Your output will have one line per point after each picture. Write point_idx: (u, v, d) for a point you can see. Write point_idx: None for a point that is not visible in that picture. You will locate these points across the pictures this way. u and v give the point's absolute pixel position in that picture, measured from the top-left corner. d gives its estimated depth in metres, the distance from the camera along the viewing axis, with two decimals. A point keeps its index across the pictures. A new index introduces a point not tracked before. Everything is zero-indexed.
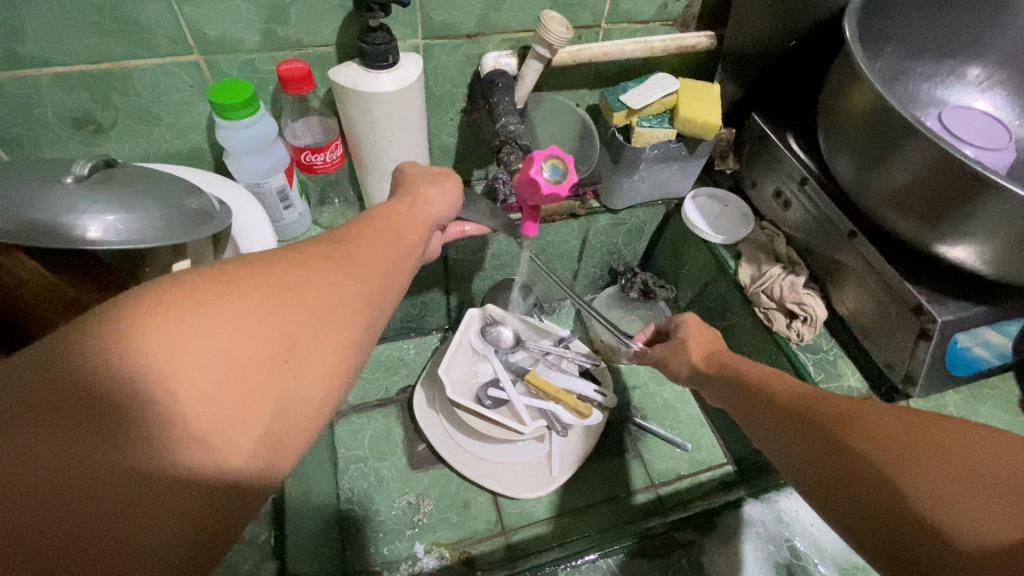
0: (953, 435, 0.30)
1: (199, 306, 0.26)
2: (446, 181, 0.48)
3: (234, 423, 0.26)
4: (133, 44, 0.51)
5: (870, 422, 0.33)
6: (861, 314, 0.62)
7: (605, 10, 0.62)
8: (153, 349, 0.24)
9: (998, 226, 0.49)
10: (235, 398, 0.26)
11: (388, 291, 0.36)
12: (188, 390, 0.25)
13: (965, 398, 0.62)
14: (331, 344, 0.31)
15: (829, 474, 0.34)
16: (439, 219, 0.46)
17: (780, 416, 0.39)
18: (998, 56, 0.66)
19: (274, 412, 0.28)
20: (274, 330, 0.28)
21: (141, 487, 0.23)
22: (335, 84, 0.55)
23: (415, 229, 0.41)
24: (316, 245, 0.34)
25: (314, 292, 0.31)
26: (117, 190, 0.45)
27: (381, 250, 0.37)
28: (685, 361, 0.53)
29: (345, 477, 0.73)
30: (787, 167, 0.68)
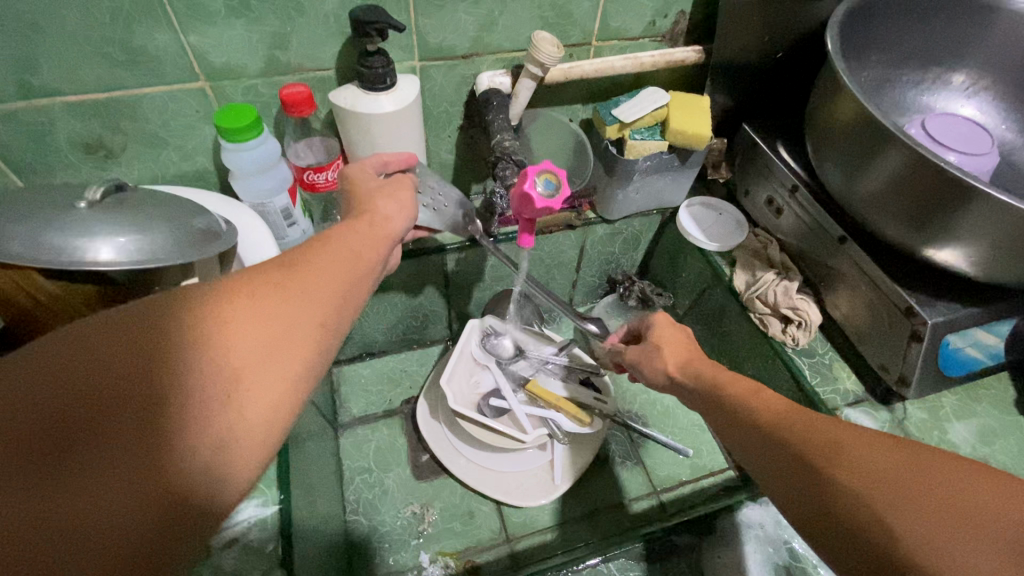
0: (940, 475, 0.31)
1: (142, 330, 0.28)
2: (401, 189, 0.48)
3: (176, 439, 0.27)
4: (142, 73, 0.53)
5: (855, 454, 0.34)
6: (854, 317, 0.63)
7: (594, 29, 0.64)
8: (93, 372, 0.26)
9: (983, 229, 0.50)
10: (177, 414, 0.28)
11: (345, 311, 0.37)
12: (128, 408, 0.26)
13: (960, 399, 0.63)
14: (283, 360, 0.32)
15: (819, 509, 0.34)
16: (402, 233, 0.47)
17: (759, 439, 0.39)
18: (981, 63, 0.68)
19: (221, 427, 0.29)
20: (219, 349, 0.30)
21: (79, 505, 0.24)
22: (335, 106, 0.57)
23: (376, 247, 0.43)
24: (269, 266, 0.35)
25: (265, 310, 0.32)
26: (127, 213, 0.47)
27: (339, 267, 0.38)
28: (660, 369, 0.52)
29: (351, 488, 0.74)
30: (777, 175, 0.70)
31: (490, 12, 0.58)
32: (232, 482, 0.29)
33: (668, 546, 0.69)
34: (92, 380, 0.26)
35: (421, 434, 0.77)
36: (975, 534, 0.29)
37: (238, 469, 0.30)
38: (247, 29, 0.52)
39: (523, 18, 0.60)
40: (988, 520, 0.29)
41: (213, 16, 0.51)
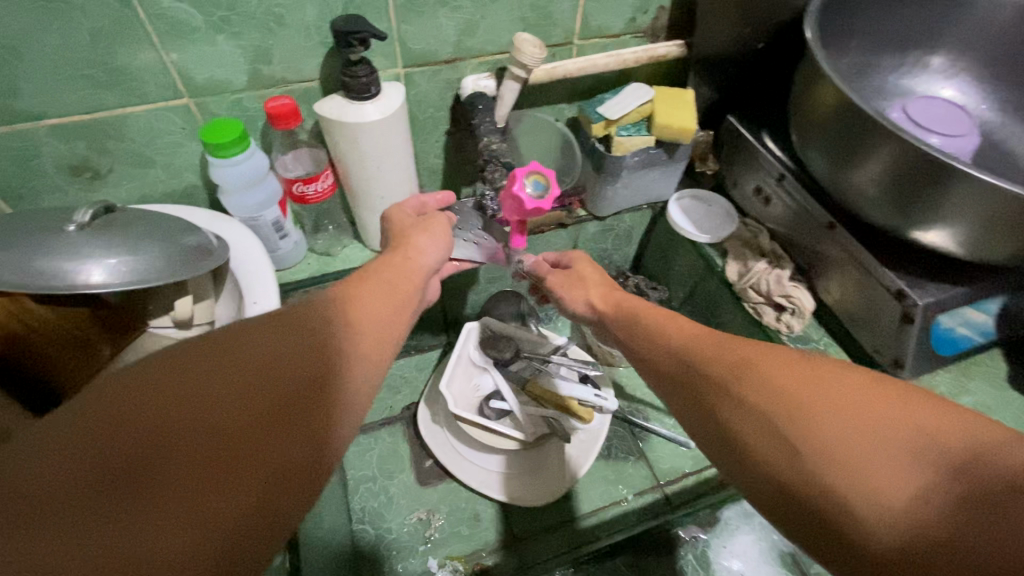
0: (832, 385, 0.32)
1: (221, 357, 0.31)
2: (433, 226, 0.54)
3: (262, 449, 0.29)
4: (124, 93, 0.53)
5: (767, 373, 0.35)
6: (846, 302, 0.64)
7: (575, 28, 0.64)
8: (177, 390, 0.28)
9: (966, 209, 0.51)
10: (263, 426, 0.30)
11: (390, 332, 0.41)
12: (208, 424, 0.28)
13: (954, 376, 0.63)
14: (338, 385, 0.34)
15: (732, 438, 0.35)
16: (435, 264, 0.52)
17: (681, 377, 0.41)
18: (959, 45, 0.69)
19: (290, 444, 0.30)
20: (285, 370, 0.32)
21: (174, 505, 0.25)
22: (322, 117, 0.58)
23: (413, 280, 0.47)
24: (319, 299, 0.39)
25: (322, 336, 0.35)
26: (117, 233, 0.47)
27: (379, 303, 0.42)
28: (583, 297, 0.58)
29: (356, 497, 0.74)
30: (764, 165, 0.70)
31: (471, 16, 0.59)
32: (305, 496, 0.31)
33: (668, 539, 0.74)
34: (175, 398, 0.28)
35: (423, 440, 0.77)
36: (870, 433, 0.29)
37: (308, 488, 0.31)
38: (229, 43, 0.52)
39: (503, 20, 0.60)
40: (882, 422, 0.30)
41: (193, 32, 0.50)
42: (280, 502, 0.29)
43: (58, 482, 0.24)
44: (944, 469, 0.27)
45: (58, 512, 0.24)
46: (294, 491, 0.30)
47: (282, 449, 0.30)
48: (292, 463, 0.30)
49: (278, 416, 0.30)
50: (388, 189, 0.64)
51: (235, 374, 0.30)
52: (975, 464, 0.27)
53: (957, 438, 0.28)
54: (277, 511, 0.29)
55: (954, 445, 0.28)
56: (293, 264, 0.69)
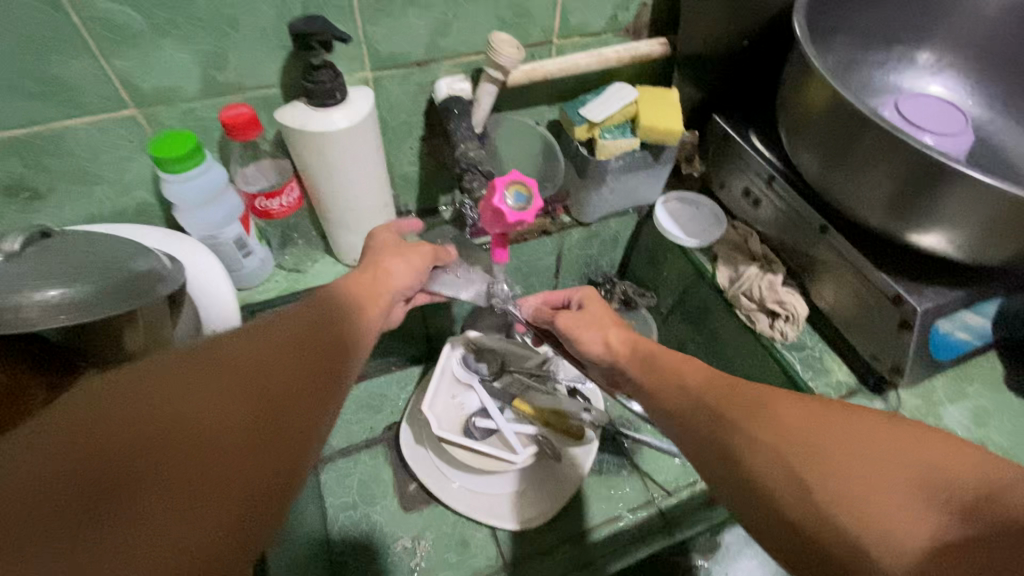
0: (844, 424, 0.33)
1: (187, 369, 0.30)
2: (417, 254, 0.53)
3: (230, 461, 0.28)
4: (62, 105, 0.48)
5: (778, 413, 0.35)
6: (842, 308, 0.62)
7: (554, 26, 0.61)
8: (147, 406, 0.28)
9: (965, 212, 0.49)
10: (229, 437, 0.29)
11: (358, 348, 0.41)
12: (181, 439, 0.27)
13: (951, 381, 0.61)
14: (312, 401, 0.34)
15: (740, 478, 0.34)
16: (405, 289, 0.51)
17: (692, 410, 0.40)
18: (945, 39, 0.67)
19: (263, 461, 0.30)
20: (262, 389, 0.32)
21: (134, 522, 0.25)
22: (284, 126, 0.53)
23: (380, 301, 0.47)
24: (291, 317, 0.39)
25: (294, 353, 0.36)
26: (57, 262, 0.43)
27: (348, 323, 0.42)
28: (600, 339, 0.56)
29: (336, 527, 0.69)
30: (752, 166, 0.68)
31: (443, 15, 0.55)
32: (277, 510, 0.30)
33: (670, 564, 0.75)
34: (146, 414, 0.27)
35: (406, 462, 0.73)
36: (875, 470, 0.31)
37: (281, 501, 0.30)
38: (177, 47, 0.48)
39: (478, 19, 0.57)
40: (884, 459, 0.31)
41: (137, 36, 0.46)
42: (254, 520, 0.28)
43: (23, 500, 0.23)
44: (951, 512, 0.28)
45: (23, 532, 0.23)
46: (267, 507, 0.29)
47: (255, 466, 0.29)
48: (265, 480, 0.29)
49: (252, 433, 0.30)
50: (360, 201, 0.60)
51: (209, 391, 0.30)
52: (980, 508, 0.28)
53: (964, 477, 0.29)
54: (247, 526, 0.28)
55: (962, 486, 0.29)
56: (258, 283, 0.64)
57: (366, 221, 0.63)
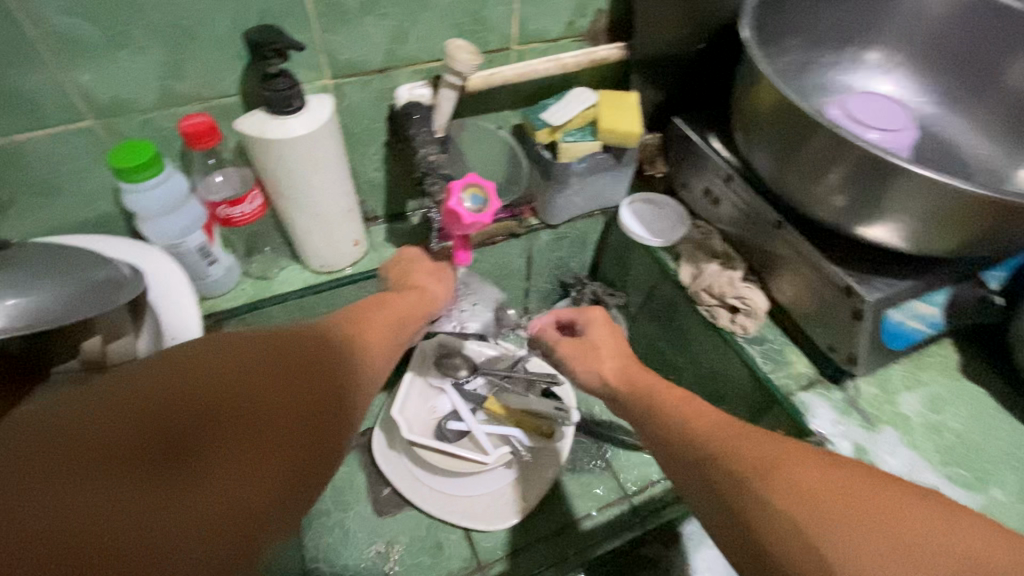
0: (861, 493, 0.34)
1: (255, 347, 0.35)
2: (443, 276, 0.61)
3: (286, 424, 0.33)
4: (20, 117, 0.48)
5: (792, 473, 0.36)
6: (799, 300, 0.63)
7: (512, 33, 0.62)
8: (237, 368, 0.33)
9: (908, 203, 0.51)
10: (286, 405, 0.33)
11: (385, 362, 0.46)
12: (267, 396, 0.33)
13: (908, 368, 0.63)
14: (359, 388, 0.40)
15: (745, 533, 0.36)
16: (437, 307, 0.60)
17: (696, 467, 0.41)
18: (892, 40, 0.68)
19: (326, 428, 0.35)
20: (326, 367, 0.37)
21: (204, 462, 0.29)
22: (243, 134, 0.54)
23: (414, 319, 0.53)
24: (339, 320, 0.45)
25: (346, 345, 0.41)
26: (13, 271, 0.43)
27: (383, 328, 0.47)
28: (596, 374, 0.56)
29: (308, 534, 0.69)
30: (711, 166, 0.70)
31: (399, 23, 0.56)
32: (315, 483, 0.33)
33: (639, 559, 0.74)
34: (236, 373, 0.33)
35: (379, 467, 0.73)
36: (897, 552, 0.31)
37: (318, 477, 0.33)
38: (133, 58, 0.48)
39: (434, 26, 0.58)
40: (909, 537, 0.32)
41: (92, 49, 0.46)
42: (314, 475, 0.33)
43: (117, 430, 0.28)
44: None
45: (116, 457, 0.27)
46: (317, 471, 0.33)
47: (319, 430, 0.34)
48: (325, 444, 0.34)
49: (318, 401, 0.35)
50: (323, 206, 0.61)
51: (285, 362, 0.35)
52: None
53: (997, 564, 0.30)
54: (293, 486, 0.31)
55: None
56: (224, 291, 0.64)
57: (330, 226, 0.63)
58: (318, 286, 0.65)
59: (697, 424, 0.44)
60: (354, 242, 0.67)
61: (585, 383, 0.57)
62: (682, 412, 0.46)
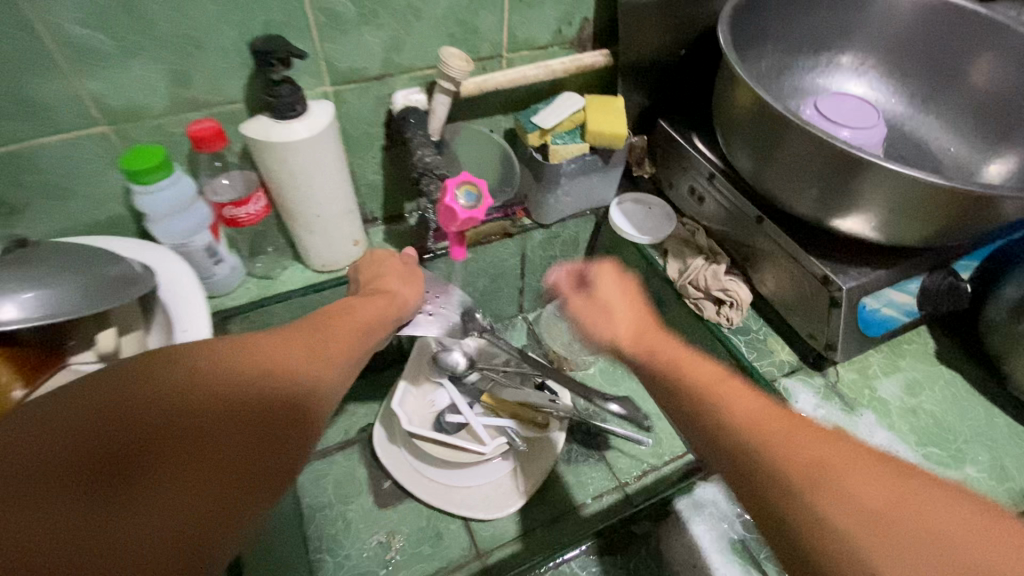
0: (938, 511, 0.28)
1: (205, 360, 0.35)
2: (414, 278, 0.61)
3: (231, 441, 0.32)
4: (37, 124, 0.51)
5: (852, 485, 0.29)
6: (781, 292, 0.66)
7: (502, 41, 0.66)
8: (192, 381, 0.33)
9: (878, 195, 0.54)
10: (232, 421, 0.33)
11: (353, 365, 0.45)
12: (218, 410, 0.33)
13: (886, 355, 0.66)
14: (321, 397, 0.39)
15: (785, 538, 0.31)
16: (411, 307, 0.58)
17: (727, 455, 0.35)
18: (865, 45, 0.71)
19: (280, 440, 0.35)
20: (285, 377, 0.37)
21: (141, 485, 0.29)
22: (248, 138, 0.57)
23: (383, 320, 0.52)
24: (308, 324, 0.45)
25: (312, 352, 0.41)
26: (32, 267, 0.46)
27: (353, 332, 0.47)
28: (608, 334, 0.49)
29: (312, 526, 0.71)
30: (695, 165, 0.73)
31: (395, 33, 0.59)
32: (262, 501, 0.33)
33: (626, 537, 0.74)
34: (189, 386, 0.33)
35: (379, 460, 0.75)
36: None
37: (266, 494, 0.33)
38: (144, 68, 0.51)
39: (429, 35, 0.61)
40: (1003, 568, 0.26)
41: (106, 59, 0.49)
42: (262, 488, 0.33)
43: (55, 452, 0.28)
44: None
45: (51, 481, 0.27)
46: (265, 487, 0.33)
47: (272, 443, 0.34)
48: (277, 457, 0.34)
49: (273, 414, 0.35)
50: (324, 207, 0.63)
51: (242, 374, 0.35)
52: None
53: None
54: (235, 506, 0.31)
55: None
56: (229, 290, 0.67)
57: (331, 226, 0.66)
58: (319, 283, 0.68)
59: (729, 406, 0.36)
60: (354, 242, 0.70)
61: (595, 340, 0.51)
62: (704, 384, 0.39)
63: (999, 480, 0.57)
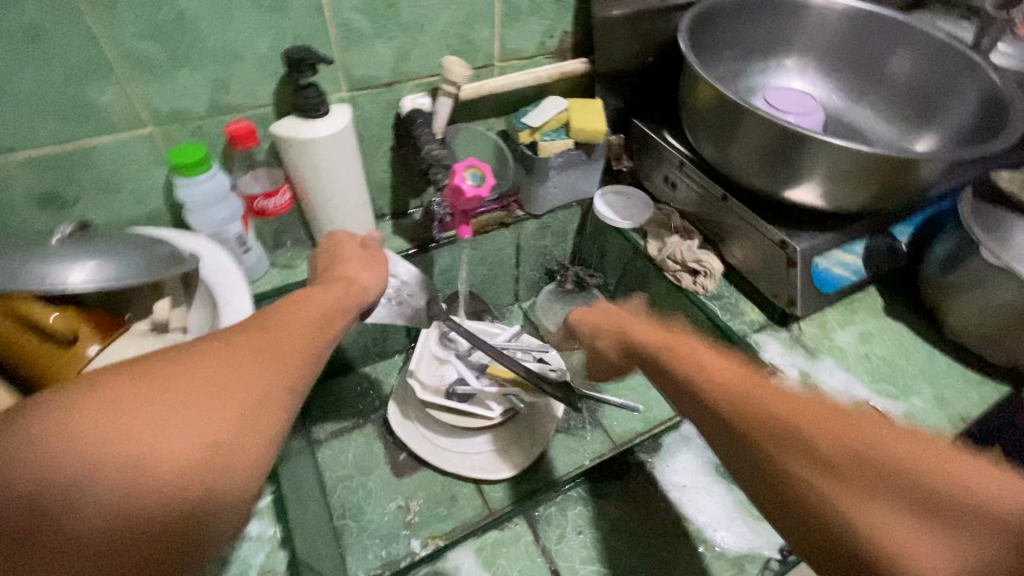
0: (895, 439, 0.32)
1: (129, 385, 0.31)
2: (374, 262, 0.55)
3: (157, 488, 0.29)
4: (94, 125, 0.58)
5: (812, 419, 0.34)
6: (747, 260, 0.76)
7: (494, 52, 0.76)
8: (68, 445, 0.28)
9: (821, 164, 0.64)
10: (157, 465, 0.29)
11: (305, 362, 0.40)
12: (135, 453, 0.29)
13: (841, 312, 0.75)
14: (257, 430, 0.34)
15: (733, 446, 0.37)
16: (371, 289, 0.52)
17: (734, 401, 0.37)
18: (806, 49, 0.81)
19: (205, 489, 0.31)
20: (203, 417, 0.32)
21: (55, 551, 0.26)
22: (278, 137, 0.65)
23: (343, 308, 0.47)
24: (238, 330, 0.38)
25: (240, 374, 0.35)
26: (99, 243, 0.52)
27: (299, 339, 0.40)
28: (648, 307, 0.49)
29: (334, 495, 0.77)
30: (667, 156, 0.83)
31: (403, 45, 0.68)
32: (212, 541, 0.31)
33: None
34: (67, 454, 0.28)
35: (395, 435, 0.82)
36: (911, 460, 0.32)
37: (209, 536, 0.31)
38: (190, 76, 0.59)
39: (432, 47, 0.70)
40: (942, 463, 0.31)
41: (158, 67, 0.57)
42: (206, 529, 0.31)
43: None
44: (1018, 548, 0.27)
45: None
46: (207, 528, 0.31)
47: (188, 499, 0.30)
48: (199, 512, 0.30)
49: (193, 462, 0.30)
50: (342, 199, 0.71)
51: (136, 425, 0.30)
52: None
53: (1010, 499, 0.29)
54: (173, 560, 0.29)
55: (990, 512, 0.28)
56: (257, 277, 0.74)
57: (348, 217, 0.74)
58: None
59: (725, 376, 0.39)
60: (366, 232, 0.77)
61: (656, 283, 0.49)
62: (700, 365, 0.41)
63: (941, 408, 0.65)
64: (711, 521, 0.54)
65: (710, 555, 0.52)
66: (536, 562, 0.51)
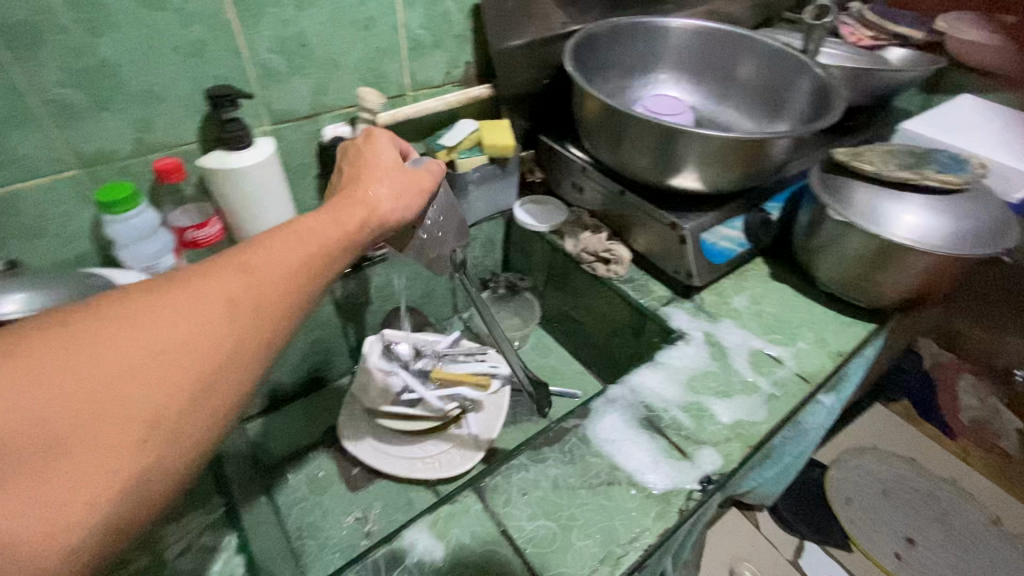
0: None
1: (88, 337, 0.31)
2: (396, 175, 0.58)
3: (112, 449, 0.30)
4: (17, 170, 0.60)
5: None
6: (649, 246, 0.85)
7: (406, 82, 0.84)
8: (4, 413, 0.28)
9: (693, 152, 0.74)
10: (117, 427, 0.30)
11: (284, 320, 0.40)
12: (91, 412, 0.30)
13: (733, 280, 0.86)
14: (214, 399, 0.34)
15: None
16: (391, 210, 0.55)
17: None
18: (674, 65, 0.95)
19: (152, 459, 0.31)
20: (147, 392, 0.31)
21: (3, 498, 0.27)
22: (204, 169, 0.69)
23: (340, 252, 0.46)
24: (211, 276, 0.37)
25: (203, 337, 0.34)
26: (30, 274, 0.54)
27: (273, 292, 0.39)
28: None
29: (291, 518, 0.78)
30: (571, 165, 0.93)
31: (319, 81, 0.75)
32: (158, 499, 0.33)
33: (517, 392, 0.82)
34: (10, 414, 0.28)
35: (348, 453, 0.85)
36: None
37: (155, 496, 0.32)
38: (114, 118, 0.63)
39: (346, 80, 0.77)
40: None
41: (81, 111, 0.60)
42: (155, 488, 0.32)
43: None
44: None
45: None
46: (153, 489, 0.32)
47: (128, 475, 0.30)
48: (139, 485, 0.31)
49: (139, 431, 0.31)
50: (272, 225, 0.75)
51: (80, 395, 0.30)
52: None
53: None
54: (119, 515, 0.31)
55: None
56: None
57: None
58: None
59: None
60: None
61: None
62: None
63: (822, 347, 0.76)
64: (640, 466, 0.61)
65: (643, 495, 0.58)
66: (486, 525, 0.55)
